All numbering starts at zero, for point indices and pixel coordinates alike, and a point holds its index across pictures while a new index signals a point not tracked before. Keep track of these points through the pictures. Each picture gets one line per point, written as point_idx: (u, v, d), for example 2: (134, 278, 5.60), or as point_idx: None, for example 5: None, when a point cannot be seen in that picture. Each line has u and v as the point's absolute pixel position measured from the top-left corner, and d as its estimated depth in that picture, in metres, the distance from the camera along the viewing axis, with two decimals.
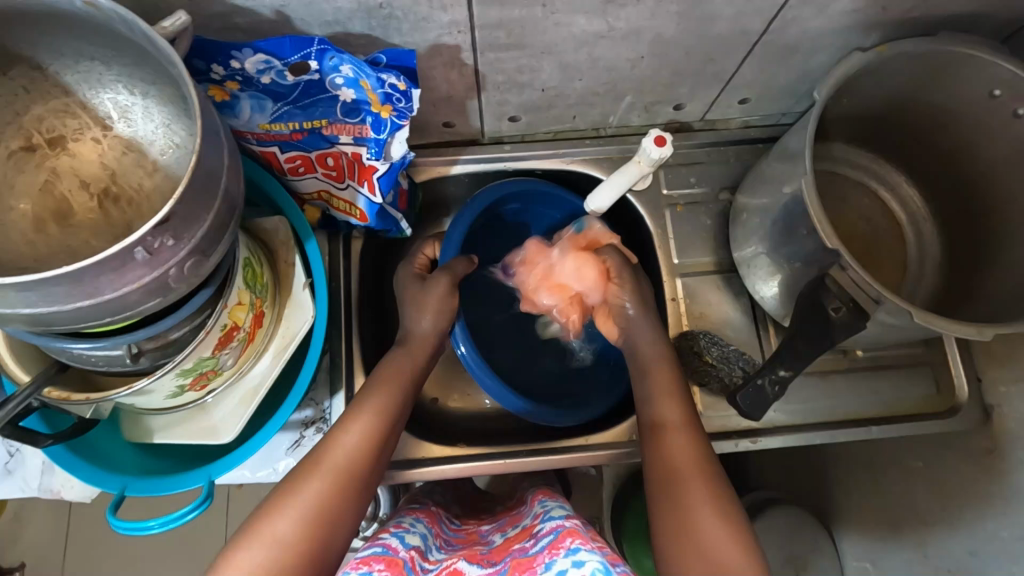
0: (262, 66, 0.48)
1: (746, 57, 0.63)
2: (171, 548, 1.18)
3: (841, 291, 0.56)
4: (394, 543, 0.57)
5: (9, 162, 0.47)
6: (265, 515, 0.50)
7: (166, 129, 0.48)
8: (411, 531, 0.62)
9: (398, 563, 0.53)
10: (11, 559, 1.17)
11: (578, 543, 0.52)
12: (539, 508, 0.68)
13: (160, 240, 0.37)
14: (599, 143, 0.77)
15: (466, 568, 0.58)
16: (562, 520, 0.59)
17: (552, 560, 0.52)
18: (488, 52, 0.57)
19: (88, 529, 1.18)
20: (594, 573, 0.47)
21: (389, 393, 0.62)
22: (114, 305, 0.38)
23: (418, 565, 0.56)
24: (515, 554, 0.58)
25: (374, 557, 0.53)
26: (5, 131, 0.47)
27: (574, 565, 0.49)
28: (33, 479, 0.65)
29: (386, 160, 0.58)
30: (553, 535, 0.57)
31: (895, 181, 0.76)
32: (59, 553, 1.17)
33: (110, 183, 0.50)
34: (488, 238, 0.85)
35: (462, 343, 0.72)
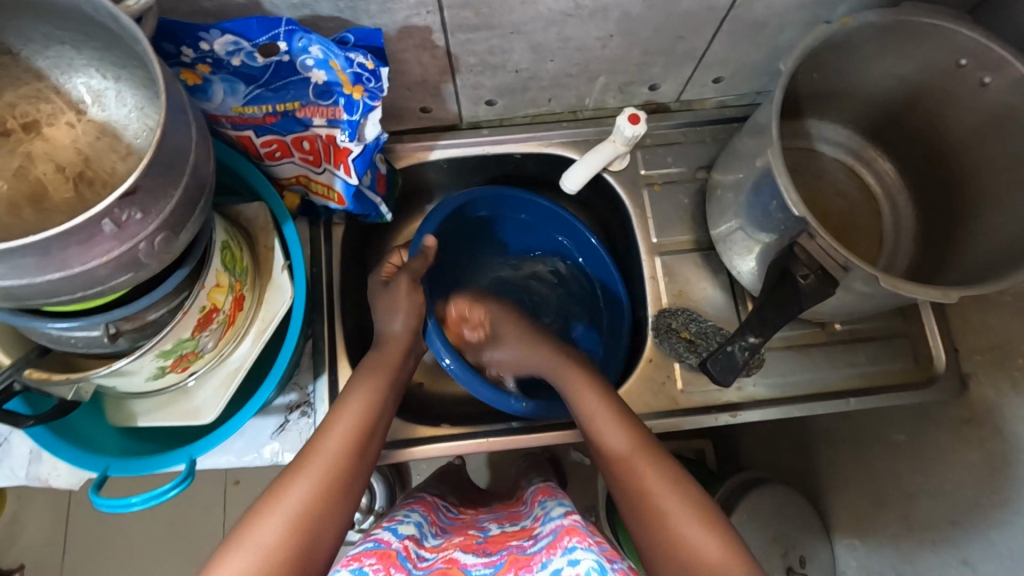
0: (231, 47, 0.49)
1: (715, 35, 0.65)
2: (167, 546, 1.18)
3: (809, 258, 0.56)
4: (386, 535, 0.56)
5: None
6: (252, 521, 0.48)
7: (139, 112, 0.49)
8: (405, 522, 0.62)
9: (391, 555, 0.52)
10: (11, 561, 1.18)
11: (575, 541, 0.50)
12: (540, 509, 0.66)
13: (128, 213, 0.38)
14: (576, 125, 0.78)
15: (461, 556, 0.55)
16: (562, 520, 0.56)
17: (549, 560, 0.50)
18: (458, 32, 0.58)
19: (85, 529, 1.19)
20: (589, 572, 0.45)
21: (370, 393, 0.62)
22: (82, 279, 0.39)
23: (413, 554, 0.55)
24: (512, 550, 0.55)
25: (364, 552, 0.52)
26: None
27: (569, 565, 0.47)
28: (21, 467, 0.66)
29: (360, 142, 0.58)
30: (552, 535, 0.54)
31: (870, 156, 0.77)
32: (57, 554, 1.18)
33: (85, 167, 0.50)
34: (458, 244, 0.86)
35: (446, 355, 0.72)
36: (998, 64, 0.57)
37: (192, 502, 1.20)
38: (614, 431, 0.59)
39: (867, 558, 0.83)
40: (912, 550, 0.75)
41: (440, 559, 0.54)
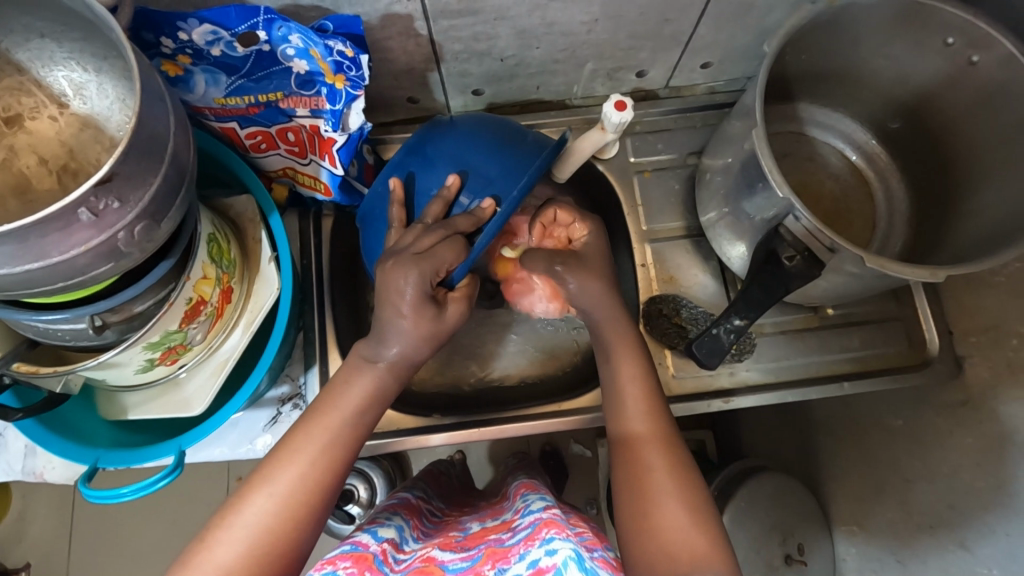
0: (211, 37, 0.49)
1: (701, 17, 0.64)
2: (170, 543, 1.19)
3: (795, 240, 0.56)
4: (364, 539, 0.55)
5: None
6: (202, 547, 0.46)
7: (121, 104, 0.49)
8: (386, 525, 0.61)
9: (367, 558, 0.51)
10: (16, 560, 1.19)
11: (553, 532, 0.49)
12: (521, 502, 0.66)
13: (105, 201, 0.38)
14: (565, 113, 0.78)
15: (439, 554, 0.55)
16: (541, 512, 0.56)
17: (526, 551, 0.49)
18: (441, 19, 0.58)
19: (88, 528, 1.20)
20: (567, 561, 0.45)
21: (362, 387, 0.56)
22: (62, 270, 0.39)
23: (390, 557, 0.53)
24: (490, 544, 0.55)
25: (340, 556, 0.51)
26: None
27: (546, 554, 0.47)
28: (17, 462, 0.66)
29: (344, 132, 0.58)
30: (531, 527, 0.54)
31: (862, 139, 0.77)
32: (62, 552, 1.19)
33: (68, 159, 0.50)
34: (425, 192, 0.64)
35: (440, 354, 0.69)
36: (986, 41, 0.56)
37: (195, 499, 1.21)
38: (639, 415, 0.58)
39: (866, 544, 0.82)
40: (911, 535, 0.74)
41: (417, 560, 0.53)
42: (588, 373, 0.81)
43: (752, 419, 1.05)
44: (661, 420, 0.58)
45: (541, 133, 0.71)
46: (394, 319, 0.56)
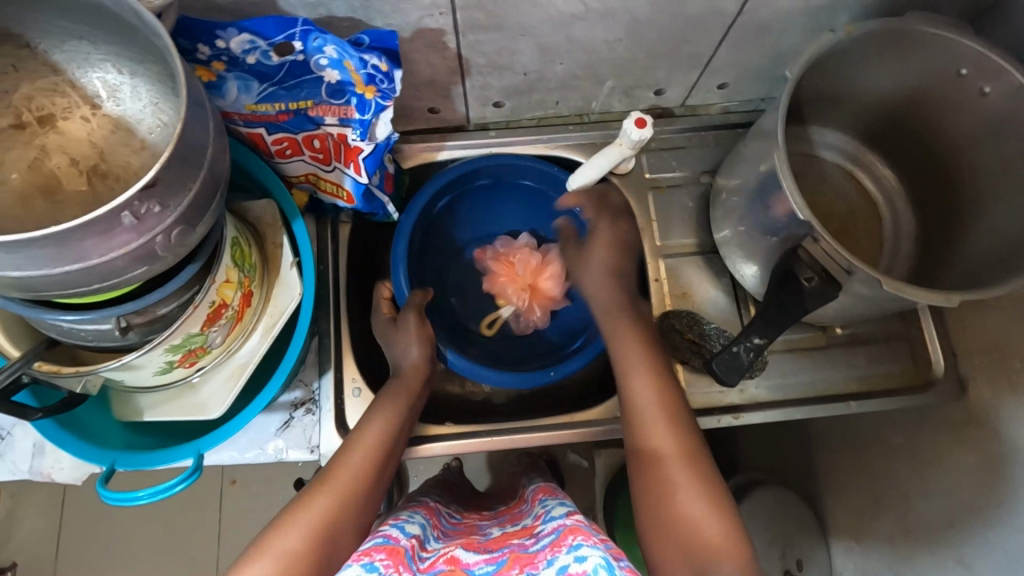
0: (248, 46, 0.50)
1: (722, 40, 0.66)
2: (162, 546, 1.18)
3: (812, 261, 0.57)
4: (394, 533, 0.55)
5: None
6: (266, 538, 0.47)
7: (155, 108, 0.49)
8: (410, 522, 0.61)
9: (400, 551, 0.50)
10: (4, 559, 1.17)
11: (581, 539, 0.50)
12: (539, 509, 0.66)
13: (147, 206, 0.38)
14: (582, 128, 0.79)
15: (462, 555, 0.55)
16: (563, 520, 0.56)
17: (554, 557, 0.50)
18: (469, 33, 0.59)
19: (79, 529, 1.18)
20: (597, 569, 0.45)
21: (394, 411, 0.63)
22: (98, 271, 0.39)
23: (416, 554, 0.53)
24: (514, 548, 0.55)
25: (375, 547, 0.50)
26: None
27: (576, 561, 0.47)
28: (23, 462, 0.66)
29: (371, 141, 0.59)
30: (554, 534, 0.54)
31: (870, 163, 0.78)
32: (51, 552, 1.18)
33: (99, 160, 0.50)
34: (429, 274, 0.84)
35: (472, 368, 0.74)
36: (997, 72, 0.58)
37: (189, 503, 1.20)
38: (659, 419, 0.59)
39: (863, 559, 0.83)
40: (909, 551, 0.76)
41: (440, 559, 0.53)
42: (597, 385, 0.81)
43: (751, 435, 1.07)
44: (681, 423, 0.58)
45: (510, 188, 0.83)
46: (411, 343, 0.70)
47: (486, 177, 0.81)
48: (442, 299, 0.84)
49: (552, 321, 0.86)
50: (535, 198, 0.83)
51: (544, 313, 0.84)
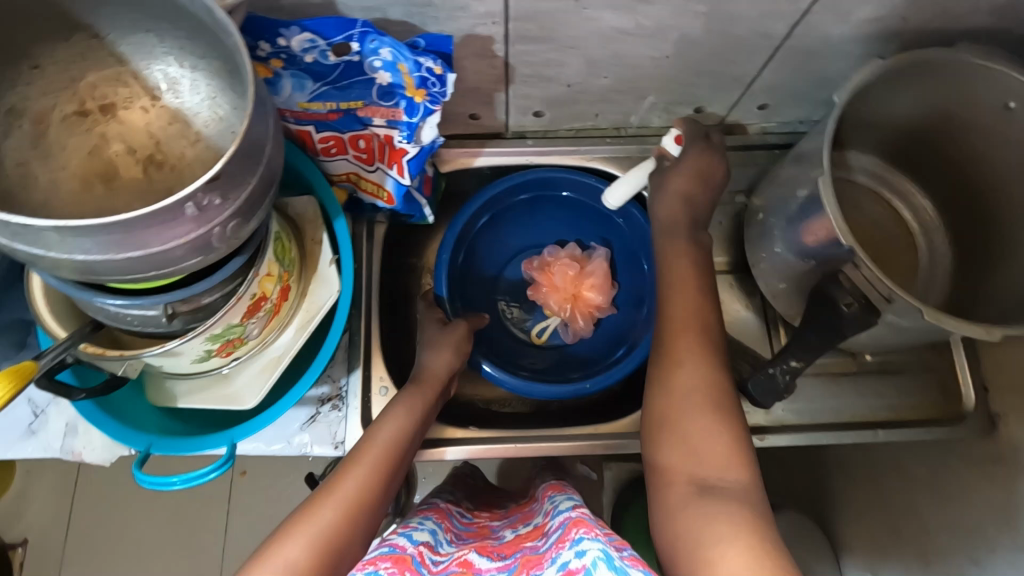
0: (307, 45, 0.51)
1: (768, 61, 0.66)
2: (171, 531, 1.19)
3: (853, 287, 0.57)
4: (401, 540, 0.56)
5: (62, 126, 0.49)
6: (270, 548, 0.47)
7: (212, 102, 0.51)
8: (419, 527, 0.61)
9: (406, 559, 0.51)
10: (15, 534, 1.19)
11: (583, 532, 0.50)
12: (548, 505, 0.66)
13: (209, 198, 0.39)
14: (619, 141, 0.79)
15: (476, 560, 0.56)
16: (569, 512, 0.57)
17: (557, 554, 0.50)
18: (519, 44, 0.60)
19: (90, 509, 1.20)
20: (596, 561, 0.46)
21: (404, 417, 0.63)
22: (158, 259, 0.40)
23: (427, 560, 0.54)
24: (526, 551, 0.56)
25: (380, 557, 0.51)
26: (61, 95, 0.49)
27: (577, 556, 0.48)
28: (56, 440, 0.67)
29: (417, 143, 0.60)
30: (560, 527, 0.55)
31: (907, 191, 0.78)
32: (62, 530, 1.19)
33: (155, 150, 0.52)
34: (469, 288, 0.83)
35: (503, 373, 0.74)
36: None
37: (198, 490, 1.21)
38: (687, 320, 0.58)
39: None
40: None
41: (453, 564, 0.55)
42: (618, 399, 0.81)
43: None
44: (710, 328, 0.57)
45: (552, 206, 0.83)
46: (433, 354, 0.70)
47: (526, 192, 0.81)
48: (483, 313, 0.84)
49: (595, 333, 0.83)
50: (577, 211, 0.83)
51: (588, 322, 0.81)
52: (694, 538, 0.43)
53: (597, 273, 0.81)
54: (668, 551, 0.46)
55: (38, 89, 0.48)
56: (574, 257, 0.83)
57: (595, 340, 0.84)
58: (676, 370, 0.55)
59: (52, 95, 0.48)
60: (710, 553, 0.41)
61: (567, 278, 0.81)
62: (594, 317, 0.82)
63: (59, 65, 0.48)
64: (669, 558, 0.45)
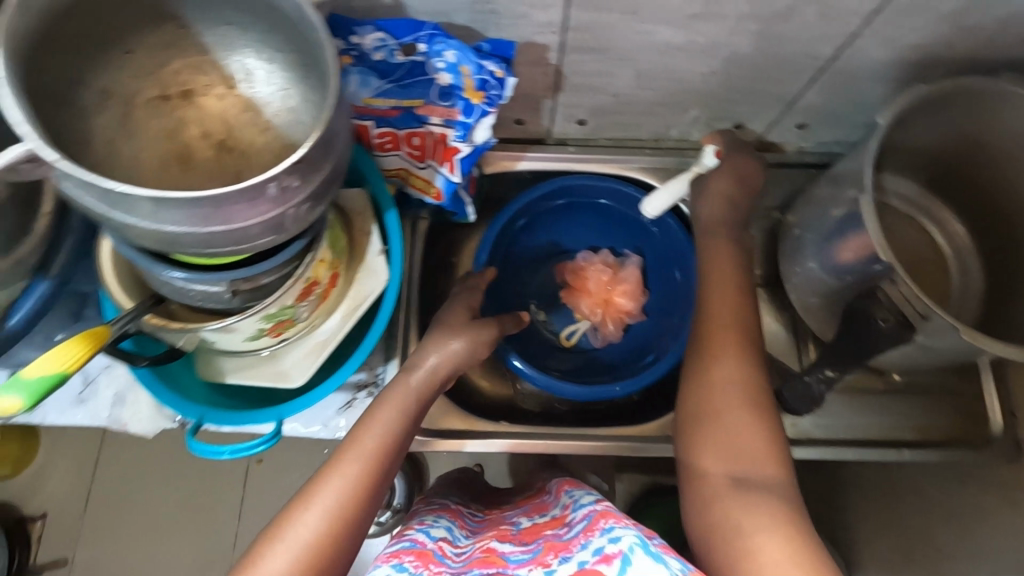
0: (379, 43, 0.56)
1: (811, 82, 0.68)
2: (185, 515, 1.19)
3: (890, 304, 0.59)
4: (421, 536, 0.60)
5: (147, 108, 0.52)
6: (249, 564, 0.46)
7: (283, 92, 0.54)
8: (436, 524, 0.66)
9: (427, 553, 0.56)
10: (34, 508, 1.18)
11: (612, 522, 0.51)
12: (568, 497, 0.67)
13: (290, 180, 0.42)
14: (658, 153, 0.81)
15: (498, 545, 0.59)
16: (594, 505, 0.58)
17: (587, 541, 0.51)
18: (574, 53, 0.62)
19: (109, 487, 1.19)
20: (633, 547, 0.47)
21: (399, 406, 0.58)
22: (238, 235, 0.43)
23: (447, 552, 0.59)
24: (548, 538, 0.57)
25: (404, 551, 0.56)
26: (147, 79, 0.52)
27: (611, 541, 0.49)
28: (104, 410, 0.70)
29: (470, 143, 0.62)
30: (586, 519, 0.55)
31: (943, 218, 0.78)
32: (77, 507, 1.19)
33: (228, 135, 0.54)
34: (504, 287, 0.85)
35: (523, 364, 0.75)
36: None
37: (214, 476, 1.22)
38: (723, 317, 0.59)
39: None
40: None
41: (475, 551, 0.59)
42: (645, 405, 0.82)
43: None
44: (746, 326, 0.59)
45: (590, 211, 0.85)
46: (426, 353, 0.63)
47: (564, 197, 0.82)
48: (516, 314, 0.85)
49: (623, 338, 0.85)
50: (613, 219, 0.85)
51: (618, 327, 0.83)
52: (730, 529, 0.45)
53: (631, 283, 0.83)
54: (701, 542, 0.47)
55: (128, 72, 0.51)
56: (612, 264, 0.84)
57: (624, 345, 0.85)
58: (714, 366, 0.56)
59: (141, 79, 0.52)
60: (747, 545, 0.43)
61: (604, 284, 0.83)
62: (623, 322, 0.84)
63: (148, 52, 0.51)
64: (703, 548, 0.47)
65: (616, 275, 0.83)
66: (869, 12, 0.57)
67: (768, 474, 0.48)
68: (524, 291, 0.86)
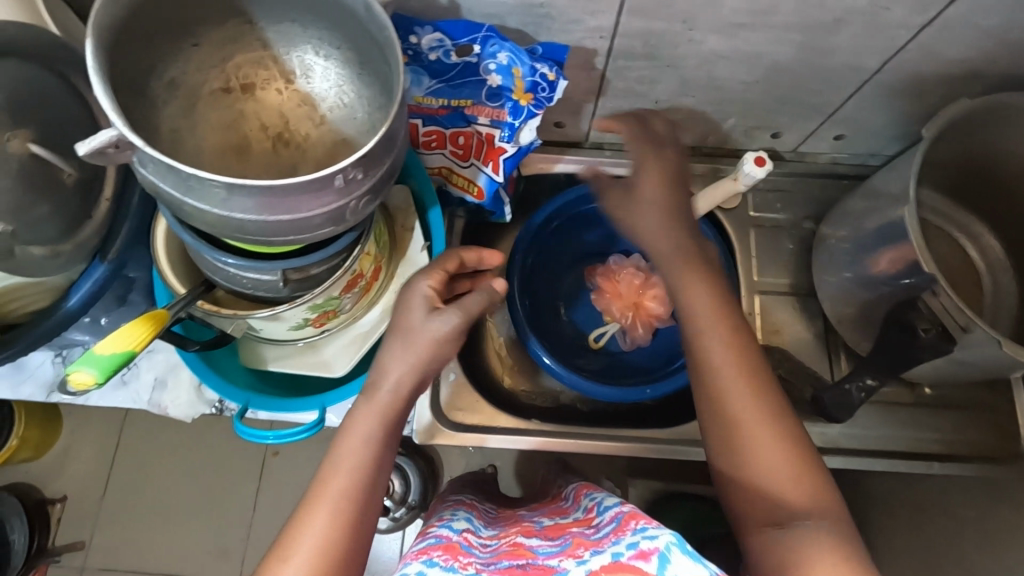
0: (435, 44, 0.57)
1: (852, 94, 0.69)
2: (203, 503, 1.20)
3: (931, 313, 0.60)
4: (445, 531, 0.60)
5: (208, 100, 0.54)
6: None
7: (339, 88, 0.55)
8: (456, 519, 0.66)
9: (455, 546, 0.56)
10: (55, 491, 1.20)
11: (645, 522, 0.46)
12: (590, 501, 0.65)
13: (355, 173, 0.43)
14: (693, 159, 0.82)
15: (526, 540, 0.58)
16: (622, 508, 0.54)
17: (619, 539, 0.46)
18: (620, 59, 0.63)
19: (130, 473, 1.21)
20: (668, 546, 0.41)
21: (367, 432, 0.50)
22: (301, 224, 0.44)
23: (473, 543, 0.59)
24: (576, 534, 0.55)
25: (431, 546, 0.56)
26: (210, 72, 0.54)
27: (646, 539, 0.44)
28: (145, 393, 0.71)
29: (515, 144, 0.63)
30: (616, 521, 0.51)
31: (977, 232, 0.78)
32: (97, 492, 1.20)
33: (284, 129, 0.55)
34: (536, 288, 0.86)
35: (551, 360, 0.76)
36: None
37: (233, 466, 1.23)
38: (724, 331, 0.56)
39: None
40: None
41: (501, 544, 0.58)
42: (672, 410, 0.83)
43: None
44: (744, 336, 0.56)
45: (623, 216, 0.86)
46: (384, 366, 0.52)
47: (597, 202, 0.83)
48: (546, 315, 0.85)
49: (652, 343, 0.85)
50: None
51: (647, 331, 0.84)
52: (783, 563, 0.44)
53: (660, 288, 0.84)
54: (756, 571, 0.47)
55: (193, 65, 0.53)
56: (642, 269, 0.85)
57: (653, 349, 0.85)
58: (720, 381, 0.54)
59: (204, 72, 0.53)
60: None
61: (634, 286, 0.84)
62: (653, 326, 0.84)
63: (212, 46, 0.53)
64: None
65: (646, 279, 0.84)
66: (917, 26, 0.57)
67: (807, 496, 0.48)
68: (554, 293, 0.87)
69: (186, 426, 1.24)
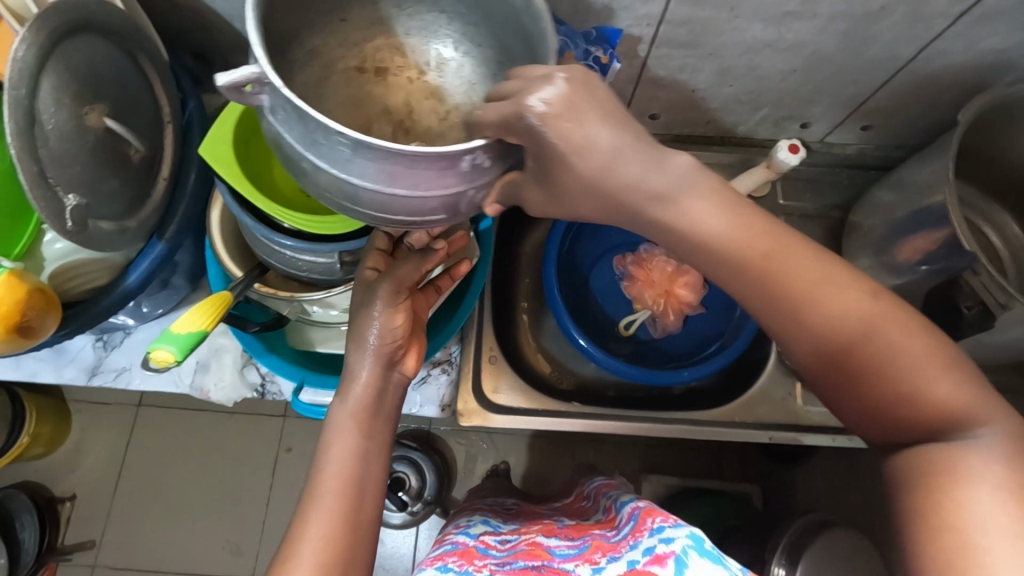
0: None
1: (884, 84, 0.71)
2: (217, 499, 1.19)
3: (972, 291, 0.62)
4: (462, 539, 0.60)
5: (344, 78, 0.55)
6: None
7: (471, 87, 0.54)
8: (473, 526, 0.66)
9: (471, 550, 0.54)
10: (66, 488, 1.18)
11: (662, 521, 0.44)
12: (608, 500, 0.63)
13: (484, 159, 0.39)
14: (722, 150, 0.84)
15: (545, 539, 0.56)
16: (639, 503, 0.51)
17: (636, 543, 0.44)
18: (663, 47, 0.65)
19: (144, 469, 1.19)
20: (686, 550, 0.39)
21: (354, 424, 0.48)
22: (413, 205, 0.41)
23: (491, 545, 0.58)
24: (596, 538, 0.52)
25: (446, 552, 0.55)
26: (349, 51, 0.55)
27: (663, 542, 0.41)
28: (186, 375, 0.71)
29: None
30: (633, 520, 0.49)
31: (1000, 220, 0.80)
32: (109, 488, 1.18)
33: (406, 117, 0.54)
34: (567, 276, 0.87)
35: (586, 338, 0.76)
36: None
37: (249, 461, 1.22)
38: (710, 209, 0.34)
39: None
40: None
41: (521, 542, 0.57)
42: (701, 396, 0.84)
43: (808, 480, 1.08)
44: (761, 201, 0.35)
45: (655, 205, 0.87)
46: (352, 361, 0.50)
47: None
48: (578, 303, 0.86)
49: (682, 330, 0.86)
50: None
51: (678, 318, 0.85)
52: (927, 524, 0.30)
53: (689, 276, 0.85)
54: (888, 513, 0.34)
55: (335, 39, 0.53)
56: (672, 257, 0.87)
57: (683, 336, 0.87)
58: (806, 289, 0.34)
59: (344, 47, 0.54)
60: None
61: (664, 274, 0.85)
62: (683, 314, 0.86)
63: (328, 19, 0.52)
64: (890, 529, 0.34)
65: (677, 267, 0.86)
66: (956, 15, 0.59)
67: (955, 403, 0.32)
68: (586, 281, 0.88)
69: (201, 422, 1.23)
